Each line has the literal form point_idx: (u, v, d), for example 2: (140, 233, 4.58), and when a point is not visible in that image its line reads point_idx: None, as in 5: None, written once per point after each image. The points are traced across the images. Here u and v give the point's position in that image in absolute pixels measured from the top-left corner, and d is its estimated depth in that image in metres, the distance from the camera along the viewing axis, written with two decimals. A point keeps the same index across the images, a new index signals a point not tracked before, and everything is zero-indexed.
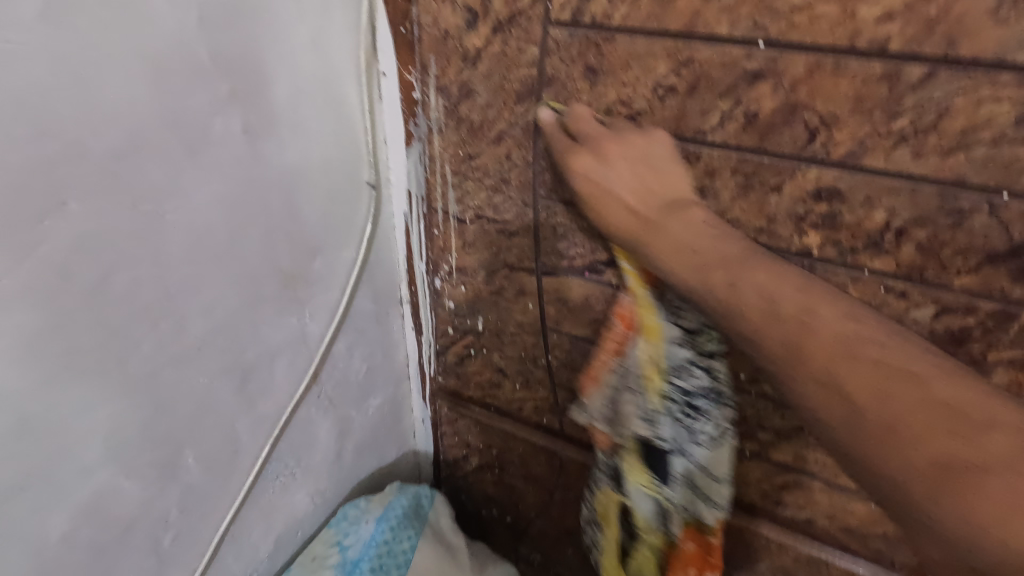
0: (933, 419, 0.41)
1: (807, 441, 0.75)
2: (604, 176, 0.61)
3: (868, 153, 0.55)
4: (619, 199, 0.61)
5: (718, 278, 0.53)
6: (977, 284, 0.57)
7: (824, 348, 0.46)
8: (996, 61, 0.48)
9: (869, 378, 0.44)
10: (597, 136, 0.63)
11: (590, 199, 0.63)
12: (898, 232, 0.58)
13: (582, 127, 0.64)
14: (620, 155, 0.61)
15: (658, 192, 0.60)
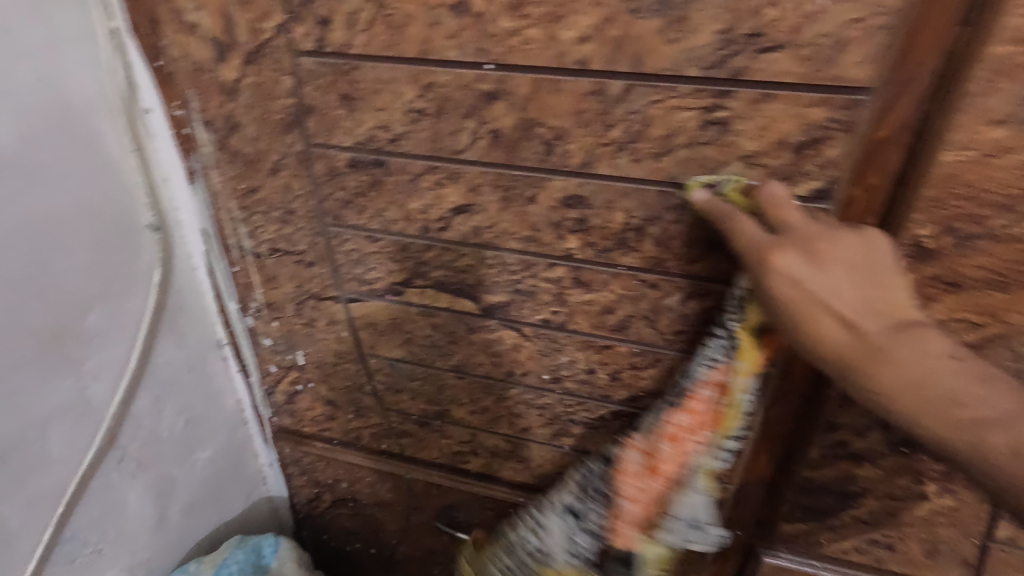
0: (931, 387, 0.46)
1: (612, 429, 0.80)
2: (816, 279, 0.49)
3: (598, 161, 0.60)
4: (829, 310, 0.49)
5: (939, 394, 0.46)
6: (707, 270, 0.64)
7: (844, 310, 0.49)
8: (674, 74, 0.54)
9: (868, 347, 0.48)
10: (759, 241, 0.52)
11: (793, 316, 0.50)
12: (637, 229, 0.63)
13: (752, 231, 0.53)
14: (838, 262, 0.50)
15: (880, 310, 0.49)
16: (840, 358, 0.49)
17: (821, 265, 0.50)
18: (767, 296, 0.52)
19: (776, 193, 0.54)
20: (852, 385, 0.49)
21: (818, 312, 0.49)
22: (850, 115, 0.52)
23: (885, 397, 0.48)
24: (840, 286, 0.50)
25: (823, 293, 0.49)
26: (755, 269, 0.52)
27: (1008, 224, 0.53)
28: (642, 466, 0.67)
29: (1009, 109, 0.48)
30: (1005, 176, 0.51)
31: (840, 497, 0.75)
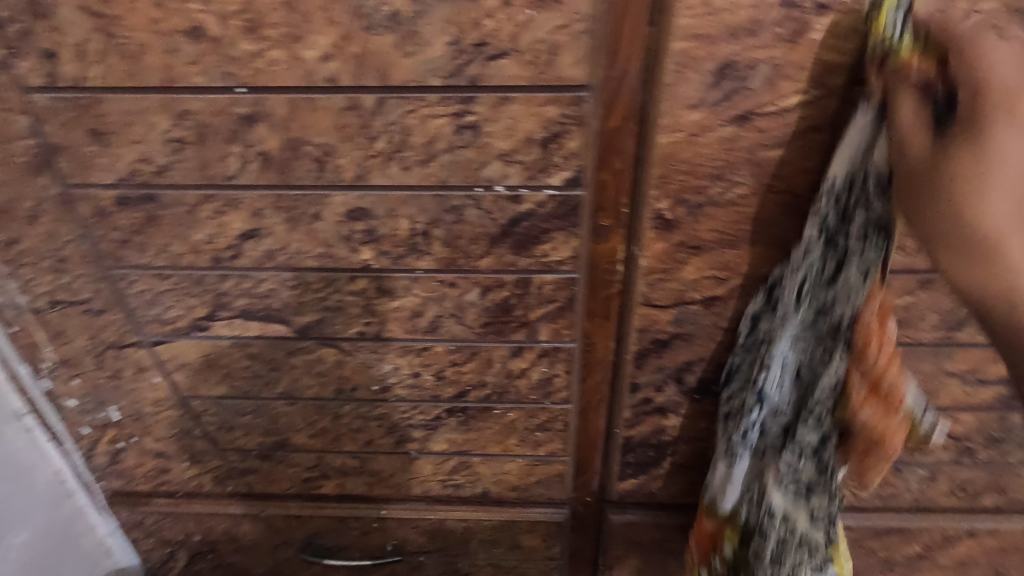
0: None
1: (450, 426, 0.83)
2: (999, 181, 0.47)
3: (370, 172, 0.62)
4: (1020, 226, 0.47)
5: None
6: (496, 263, 0.68)
7: None
8: (419, 85, 0.57)
9: (1010, 280, 0.48)
10: (968, 176, 0.47)
11: (953, 218, 0.49)
12: (424, 234, 0.66)
13: (999, 75, 0.45)
14: (1022, 164, 0.46)
15: None
16: (992, 265, 0.48)
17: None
18: (929, 238, 0.51)
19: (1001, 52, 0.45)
20: (997, 310, 0.49)
21: (1006, 283, 0.48)
22: (578, 111, 0.58)
23: (1022, 377, 0.51)
24: (1019, 200, 0.47)
25: (1015, 257, 0.48)
26: (933, 216, 0.50)
27: (722, 190, 0.62)
28: (876, 419, 0.59)
29: (699, 95, 0.57)
30: (712, 152, 0.60)
31: (658, 448, 0.83)
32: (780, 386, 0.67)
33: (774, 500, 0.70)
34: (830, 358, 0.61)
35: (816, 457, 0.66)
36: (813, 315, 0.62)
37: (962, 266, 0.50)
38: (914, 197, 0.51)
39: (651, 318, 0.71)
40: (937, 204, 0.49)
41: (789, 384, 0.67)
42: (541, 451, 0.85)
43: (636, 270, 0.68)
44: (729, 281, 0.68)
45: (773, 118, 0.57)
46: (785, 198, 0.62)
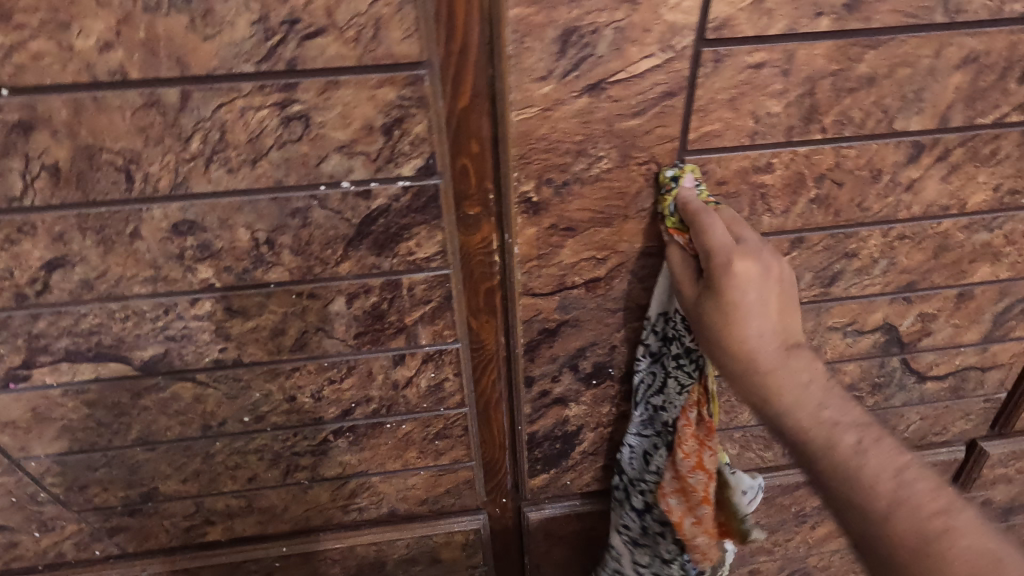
0: (896, 511, 0.48)
1: (340, 448, 0.76)
2: (760, 341, 0.56)
3: (190, 178, 0.54)
4: (792, 382, 0.55)
5: (866, 499, 0.50)
6: (357, 267, 0.61)
7: (815, 398, 0.55)
8: (228, 73, 0.49)
9: (815, 445, 0.53)
10: (731, 328, 0.56)
11: (743, 377, 0.57)
12: (268, 243, 0.58)
13: (716, 232, 0.55)
14: (771, 318, 0.56)
15: (831, 405, 0.55)
16: (795, 427, 0.55)
17: (786, 354, 0.56)
18: (742, 388, 0.58)
19: (717, 229, 0.55)
20: (816, 477, 0.53)
21: (794, 411, 0.55)
22: (417, 91, 0.52)
23: (849, 493, 0.51)
24: (785, 364, 0.56)
25: (788, 394, 0.55)
26: (733, 364, 0.57)
27: (586, 166, 0.58)
28: (682, 504, 0.71)
29: (546, 66, 0.52)
30: (568, 126, 0.56)
31: (565, 440, 0.80)
32: (635, 456, 0.78)
33: (619, 539, 0.85)
34: (665, 449, 0.73)
35: (647, 518, 0.79)
36: (649, 413, 0.73)
37: (774, 422, 0.56)
38: (716, 352, 0.58)
39: (534, 308, 0.67)
40: (756, 393, 0.57)
41: (635, 460, 0.78)
42: (444, 460, 0.80)
43: (512, 260, 0.63)
44: (608, 261, 0.65)
45: (626, 85, 0.54)
46: (651, 169, 0.59)
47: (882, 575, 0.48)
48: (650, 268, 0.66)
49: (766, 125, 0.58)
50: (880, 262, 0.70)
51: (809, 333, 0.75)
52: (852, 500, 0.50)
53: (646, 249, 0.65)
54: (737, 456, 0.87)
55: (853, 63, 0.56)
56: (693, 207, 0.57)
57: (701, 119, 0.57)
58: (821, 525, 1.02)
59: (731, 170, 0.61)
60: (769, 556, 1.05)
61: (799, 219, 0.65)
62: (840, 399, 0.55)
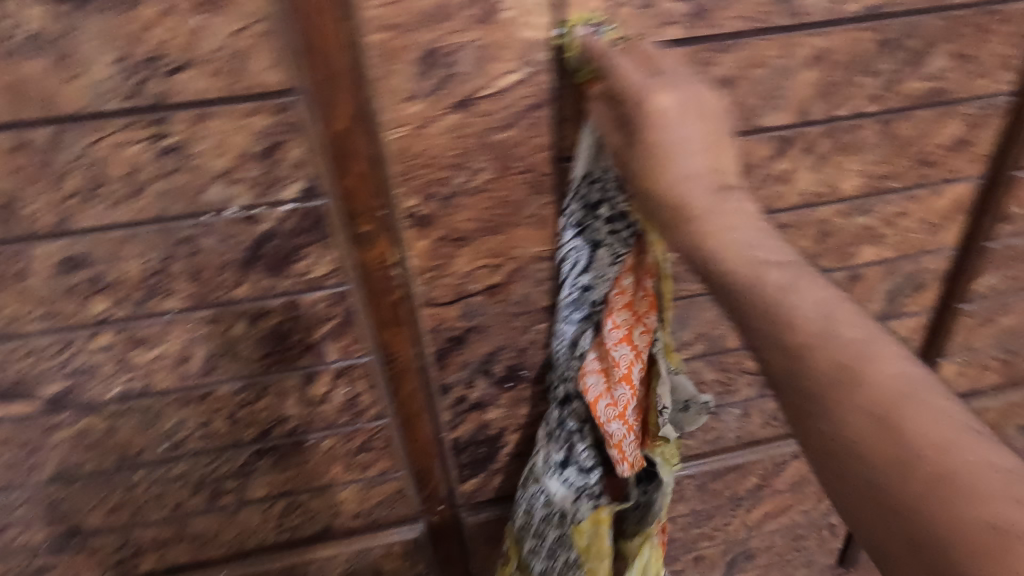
0: (852, 393, 0.43)
1: (265, 468, 0.77)
2: (690, 183, 0.52)
3: (72, 215, 0.55)
4: (719, 228, 0.51)
5: (829, 367, 0.44)
6: (255, 290, 0.63)
7: (745, 255, 0.50)
8: (97, 111, 0.51)
9: (764, 300, 0.48)
10: (665, 168, 0.52)
11: (665, 210, 0.53)
12: (161, 273, 0.60)
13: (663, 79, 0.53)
14: (708, 154, 0.53)
15: (770, 257, 0.50)
16: (723, 262, 0.50)
17: (719, 202, 0.52)
18: (673, 235, 0.53)
19: (643, 78, 0.53)
20: (757, 334, 0.48)
21: (727, 244, 0.51)
22: (290, 117, 0.54)
23: (801, 358, 0.46)
24: (710, 207, 0.52)
25: (717, 236, 0.51)
26: (658, 207, 0.54)
27: (467, 179, 0.61)
28: (623, 428, 0.63)
29: (413, 86, 0.55)
30: (444, 141, 0.58)
31: (489, 443, 0.83)
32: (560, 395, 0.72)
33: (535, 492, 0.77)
34: (580, 346, 0.67)
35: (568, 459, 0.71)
36: (574, 305, 0.67)
37: (708, 267, 0.51)
38: (646, 202, 0.55)
39: (438, 317, 0.70)
40: (681, 235, 0.52)
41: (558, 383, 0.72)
42: (371, 472, 0.81)
43: (409, 272, 0.66)
44: (503, 267, 0.67)
45: (494, 100, 0.57)
46: (531, 177, 0.62)
47: (830, 470, 0.44)
48: (546, 271, 0.69)
49: None
50: None
51: (710, 322, 0.79)
52: (819, 379, 0.44)
53: (539, 253, 0.68)
54: None
55: (707, 67, 0.60)
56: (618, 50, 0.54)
57: (572, 127, 0.60)
58: (756, 508, 1.06)
59: None
60: (711, 541, 1.08)
61: None
62: (779, 247, 0.51)
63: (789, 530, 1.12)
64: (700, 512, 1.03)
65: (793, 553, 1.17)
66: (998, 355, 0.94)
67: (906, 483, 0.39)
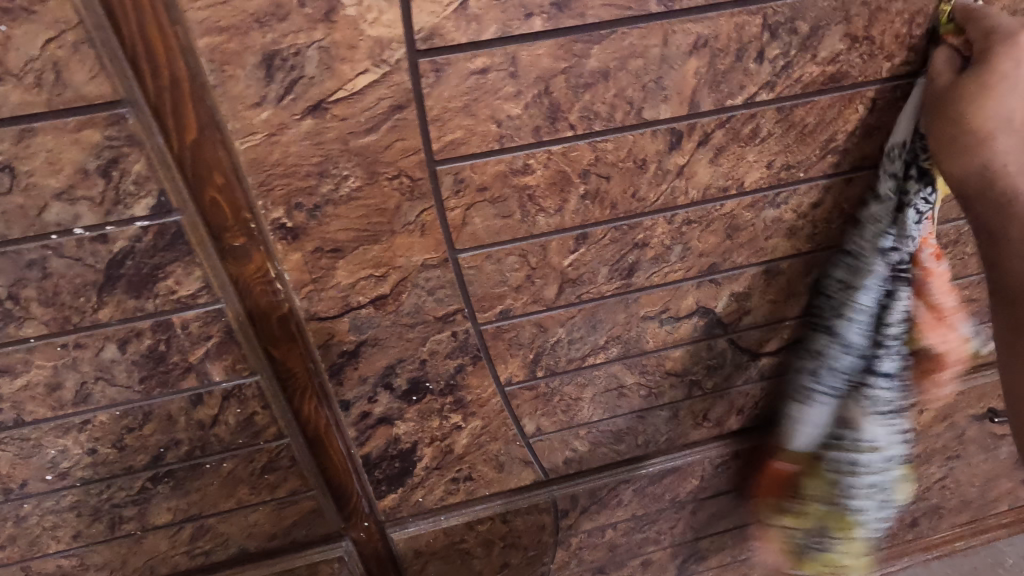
0: (1008, 260, 0.60)
1: (164, 494, 0.74)
2: (995, 136, 0.58)
3: None
4: (999, 167, 0.58)
5: (1015, 265, 0.59)
6: (120, 312, 0.60)
7: (1000, 176, 0.59)
8: None
9: (986, 197, 0.60)
10: (979, 104, 0.57)
11: (948, 155, 0.60)
12: (12, 298, 0.56)
13: (999, 24, 0.57)
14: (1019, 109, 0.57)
15: (998, 200, 0.59)
16: (976, 189, 0.60)
17: (1022, 158, 0.58)
18: (952, 158, 0.60)
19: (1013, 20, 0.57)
20: (998, 242, 0.60)
21: (1005, 178, 0.59)
22: (123, 130, 0.51)
23: (991, 251, 0.61)
24: (997, 137, 0.58)
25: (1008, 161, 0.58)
26: (950, 137, 0.60)
27: (333, 187, 0.58)
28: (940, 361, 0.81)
29: (256, 92, 0.52)
30: (300, 149, 0.55)
31: (403, 458, 0.80)
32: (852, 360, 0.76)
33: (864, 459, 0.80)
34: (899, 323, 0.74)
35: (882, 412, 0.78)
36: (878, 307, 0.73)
37: (952, 181, 0.61)
38: (943, 139, 0.60)
39: (326, 331, 0.67)
40: (964, 160, 0.59)
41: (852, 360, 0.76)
42: (280, 492, 0.79)
43: (288, 286, 0.63)
44: (388, 277, 0.64)
45: (349, 103, 0.54)
46: (403, 182, 0.59)
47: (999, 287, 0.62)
48: (436, 280, 0.66)
49: (510, 128, 0.58)
50: (674, 248, 0.70)
51: (624, 325, 0.75)
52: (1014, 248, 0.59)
53: (425, 262, 0.64)
54: (589, 453, 0.87)
55: (581, 59, 0.56)
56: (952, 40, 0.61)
57: (440, 128, 0.57)
58: (701, 509, 1.03)
59: (489, 175, 0.60)
60: (657, 545, 1.05)
61: (575, 216, 0.65)
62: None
63: (740, 530, 1.09)
64: (642, 517, 1.00)
65: (746, 552, 1.14)
66: None
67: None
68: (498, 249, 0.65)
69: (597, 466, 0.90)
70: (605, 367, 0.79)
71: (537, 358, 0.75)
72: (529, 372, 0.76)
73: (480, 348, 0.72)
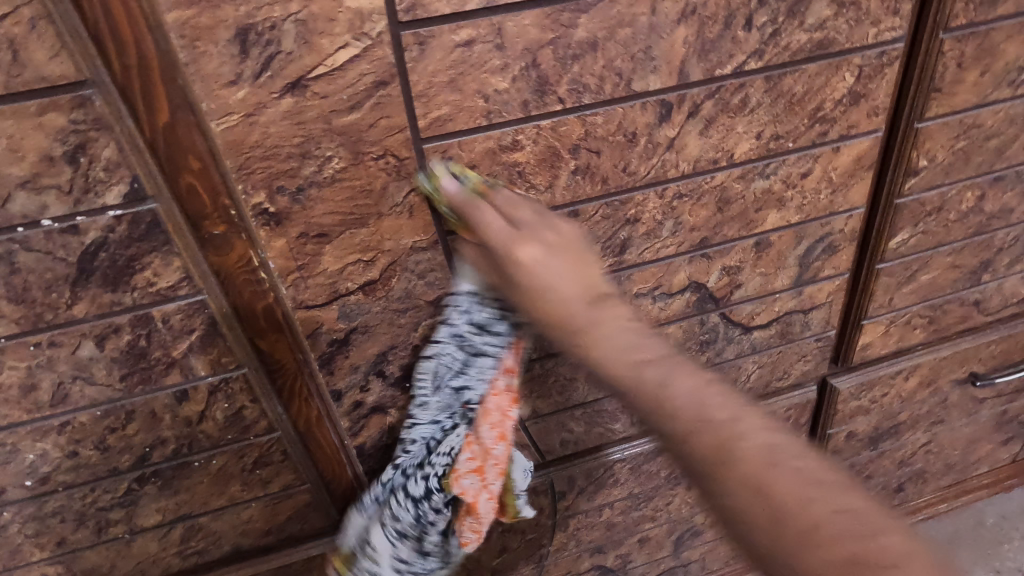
0: (751, 466, 0.50)
1: (152, 494, 0.72)
2: (546, 301, 0.59)
3: None
4: (583, 323, 0.59)
5: (711, 447, 0.52)
6: (96, 307, 0.57)
7: (688, 415, 0.54)
8: None
9: (709, 439, 0.52)
10: (543, 300, 0.59)
11: (544, 321, 0.60)
12: None
13: (497, 219, 0.59)
14: (558, 262, 0.59)
15: (628, 389, 0.57)
16: (609, 374, 0.58)
17: (608, 338, 0.58)
18: (581, 355, 0.58)
19: (500, 228, 0.59)
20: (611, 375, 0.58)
21: (599, 352, 0.58)
22: (90, 112, 0.49)
23: (722, 471, 0.51)
24: (590, 319, 0.58)
25: (600, 346, 0.58)
26: (541, 312, 0.59)
27: (316, 169, 0.55)
28: None
29: (231, 69, 0.49)
30: (281, 130, 0.53)
31: (398, 447, 0.78)
32: (420, 491, 0.69)
33: None
34: None
35: None
36: None
37: (611, 376, 0.57)
38: (545, 327, 0.60)
39: (314, 320, 0.65)
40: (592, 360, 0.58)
41: None
42: (274, 488, 0.77)
43: (274, 275, 0.61)
44: (377, 262, 0.63)
45: (330, 80, 0.52)
46: (390, 162, 0.57)
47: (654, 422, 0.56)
48: (426, 263, 0.64)
49: (497, 102, 0.57)
50: (665, 223, 0.70)
51: None
52: (624, 383, 0.56)
53: (415, 244, 0.63)
54: (584, 432, 0.87)
55: (568, 29, 0.55)
56: (480, 202, 0.59)
57: (426, 105, 0.55)
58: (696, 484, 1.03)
59: (478, 152, 0.59)
60: (655, 522, 1.06)
61: (567, 192, 0.64)
62: (658, 360, 0.58)
63: None
64: (640, 494, 1.00)
65: None
66: (923, 312, 0.92)
67: (766, 500, 0.49)
68: None
69: (591, 446, 0.91)
70: None
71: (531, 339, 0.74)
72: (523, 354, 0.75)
73: None
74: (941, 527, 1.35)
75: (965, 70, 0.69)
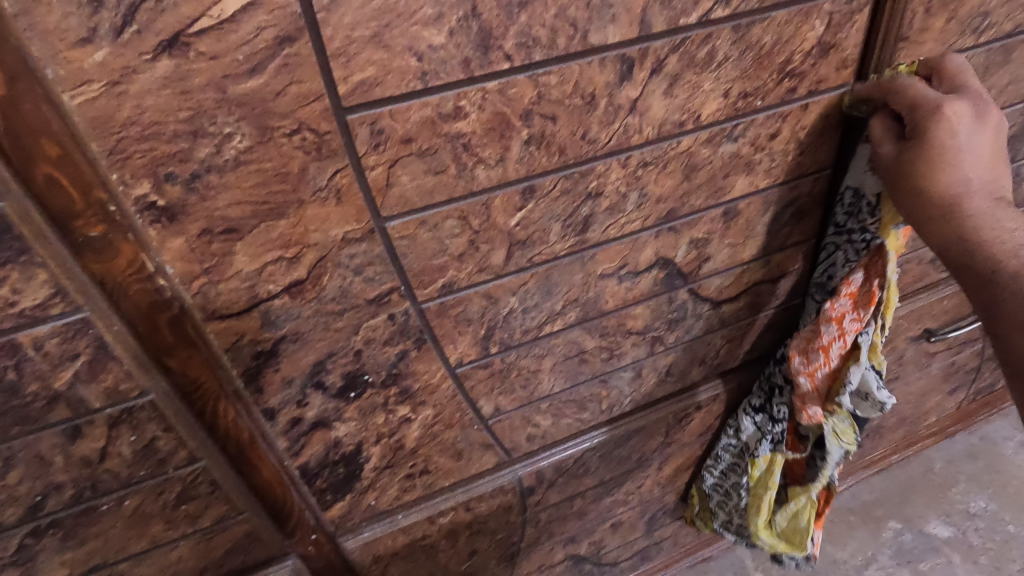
0: None
1: (53, 548, 0.60)
2: (943, 168, 0.59)
3: None
4: (972, 178, 0.60)
5: None
6: None
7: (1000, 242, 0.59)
8: None
9: None
10: (945, 169, 0.59)
11: (915, 181, 0.61)
12: None
13: (924, 94, 0.61)
14: (970, 133, 0.59)
15: (986, 245, 0.60)
16: (957, 244, 0.61)
17: (981, 207, 0.60)
18: (933, 227, 0.61)
19: (932, 90, 0.61)
20: (946, 227, 0.61)
21: (969, 215, 0.60)
22: None
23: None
24: (973, 200, 0.60)
25: (971, 215, 0.60)
26: (916, 177, 0.60)
27: (214, 150, 0.45)
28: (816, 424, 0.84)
29: (81, 23, 0.38)
30: (160, 101, 0.42)
31: (347, 463, 0.70)
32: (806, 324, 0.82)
33: None
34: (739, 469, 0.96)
35: None
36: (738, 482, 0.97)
37: (955, 237, 0.61)
38: (910, 189, 0.61)
39: (231, 331, 0.55)
40: (938, 234, 0.61)
41: None
42: (205, 522, 0.67)
43: (175, 282, 0.50)
44: (303, 258, 0.53)
45: (218, 36, 0.41)
46: (307, 139, 0.47)
47: (963, 272, 0.62)
48: (362, 256, 0.55)
49: (433, 61, 0.47)
50: (630, 196, 0.63)
51: (581, 287, 0.68)
52: (970, 245, 0.60)
53: (345, 236, 0.53)
54: (553, 426, 0.81)
55: None
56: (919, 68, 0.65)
57: (345, 66, 0.45)
58: (667, 464, 1.00)
59: (414, 123, 0.50)
60: (627, 505, 1.03)
61: (520, 166, 0.56)
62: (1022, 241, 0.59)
63: None
64: (611, 481, 0.96)
65: None
66: None
67: None
68: (431, 213, 0.55)
69: (558, 438, 0.84)
70: (562, 336, 0.72)
71: (489, 333, 0.66)
72: (482, 350, 0.68)
73: (423, 329, 0.63)
74: (891, 477, 1.38)
75: (933, 16, 0.65)
